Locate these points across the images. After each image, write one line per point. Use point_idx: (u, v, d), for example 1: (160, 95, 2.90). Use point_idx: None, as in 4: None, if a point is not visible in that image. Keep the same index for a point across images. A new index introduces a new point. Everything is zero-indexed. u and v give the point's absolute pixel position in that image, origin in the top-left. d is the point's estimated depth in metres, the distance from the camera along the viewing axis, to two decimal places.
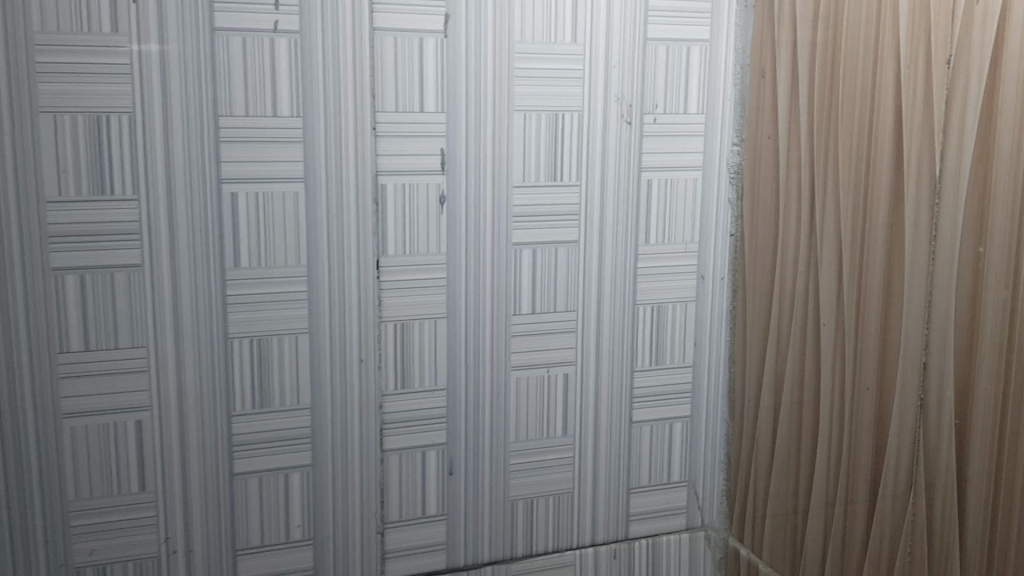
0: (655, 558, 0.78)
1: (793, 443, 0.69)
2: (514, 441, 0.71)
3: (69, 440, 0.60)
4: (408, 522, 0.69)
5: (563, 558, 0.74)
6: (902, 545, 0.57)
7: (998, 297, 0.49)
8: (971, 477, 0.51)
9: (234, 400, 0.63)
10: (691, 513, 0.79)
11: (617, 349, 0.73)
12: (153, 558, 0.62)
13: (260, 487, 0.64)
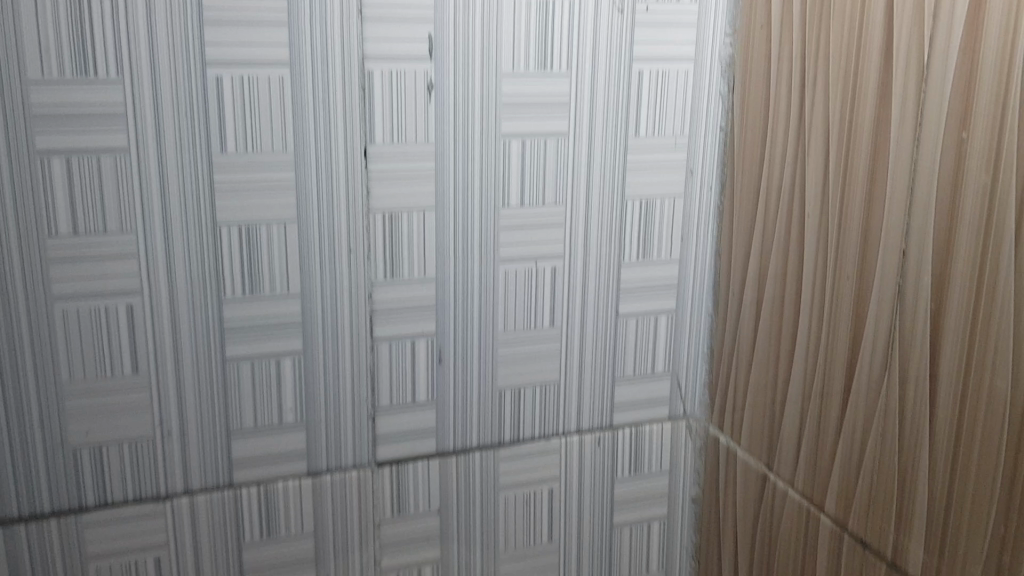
0: (638, 446, 0.81)
1: (775, 334, 0.71)
2: (502, 332, 0.73)
3: (61, 323, 0.61)
4: (398, 408, 0.71)
5: (549, 444, 0.77)
6: (874, 427, 0.59)
7: (979, 183, 0.50)
8: (944, 359, 0.53)
9: (224, 286, 0.64)
10: (674, 403, 0.81)
11: (605, 243, 0.74)
12: (148, 439, 0.64)
13: (252, 372, 0.66)
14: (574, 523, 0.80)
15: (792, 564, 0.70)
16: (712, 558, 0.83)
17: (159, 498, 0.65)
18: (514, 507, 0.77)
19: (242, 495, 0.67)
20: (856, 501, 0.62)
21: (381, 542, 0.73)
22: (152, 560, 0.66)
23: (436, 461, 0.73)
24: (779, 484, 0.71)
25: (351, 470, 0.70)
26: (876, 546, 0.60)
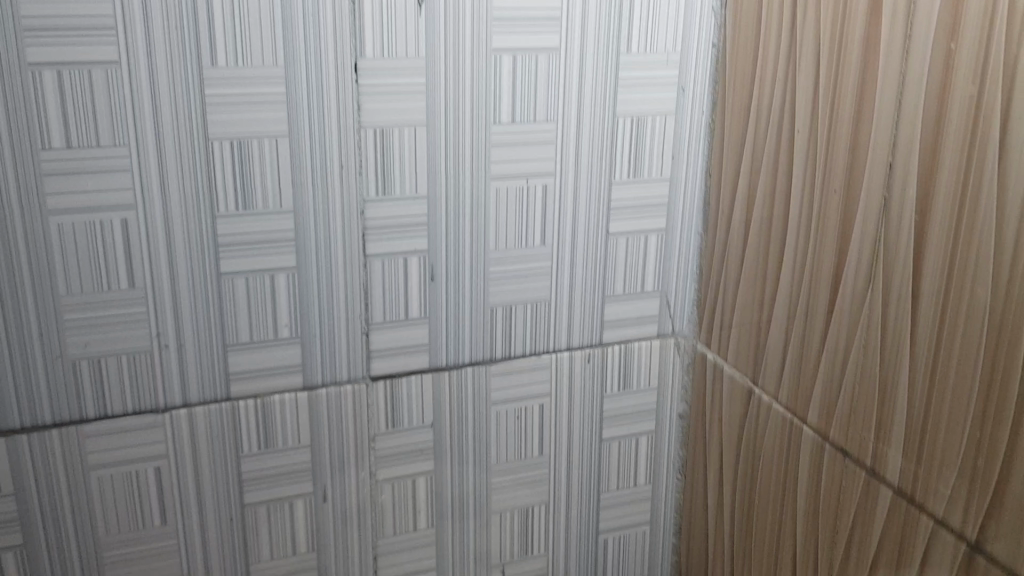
0: (627, 363, 0.82)
1: (762, 251, 0.72)
2: (494, 250, 0.73)
3: (57, 237, 0.61)
4: (392, 324, 0.72)
5: (540, 361, 0.78)
6: (858, 338, 0.61)
7: (966, 95, 0.50)
8: (927, 270, 0.54)
9: (217, 201, 0.64)
10: (663, 322, 0.83)
11: (596, 161, 0.74)
12: (146, 352, 0.65)
13: (246, 287, 0.66)
14: (564, 437, 0.82)
15: (775, 473, 0.73)
16: (698, 470, 0.86)
17: (157, 410, 0.67)
18: (505, 421, 0.79)
19: (239, 408, 0.69)
20: (838, 411, 0.64)
21: (376, 454, 0.75)
22: (152, 470, 0.68)
23: (429, 376, 0.74)
24: (763, 397, 0.74)
25: (346, 384, 0.72)
26: (856, 454, 0.63)
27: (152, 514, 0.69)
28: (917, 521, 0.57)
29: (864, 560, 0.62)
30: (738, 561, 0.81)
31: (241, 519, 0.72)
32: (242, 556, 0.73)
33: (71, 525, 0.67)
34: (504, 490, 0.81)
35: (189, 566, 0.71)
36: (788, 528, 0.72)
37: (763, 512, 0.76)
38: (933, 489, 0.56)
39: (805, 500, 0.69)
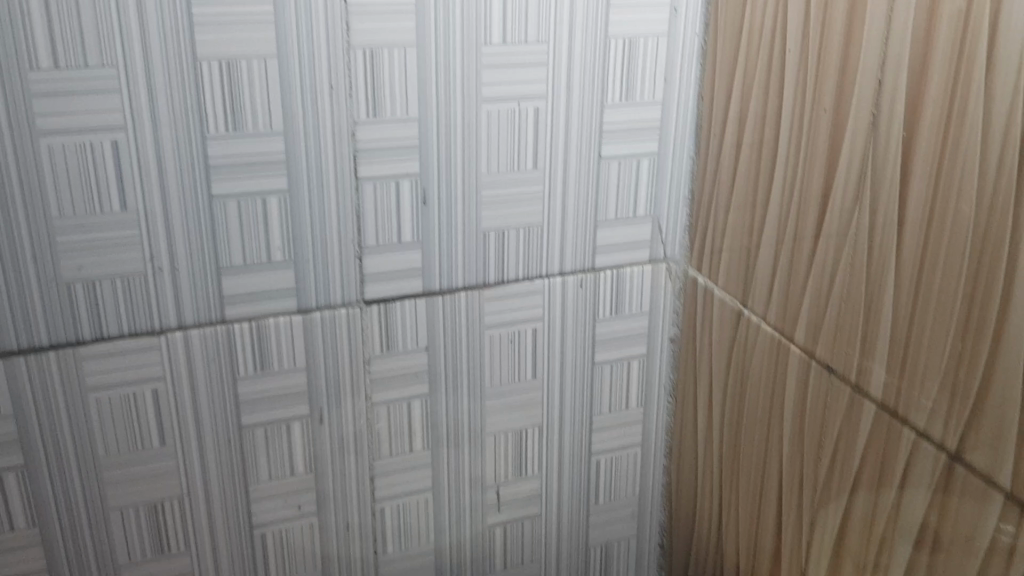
0: (619, 288, 0.83)
1: (753, 174, 0.72)
2: (485, 174, 0.73)
3: (48, 159, 0.61)
4: (385, 248, 0.72)
5: (533, 286, 0.79)
6: (845, 254, 0.62)
7: (955, 5, 0.50)
8: (914, 184, 0.55)
9: (208, 123, 0.64)
10: (655, 247, 0.83)
11: (588, 84, 0.74)
12: (140, 274, 0.66)
13: (238, 210, 0.67)
14: (557, 361, 0.83)
15: (763, 391, 0.75)
16: (689, 392, 0.87)
17: (153, 333, 0.68)
18: (499, 345, 0.80)
19: (234, 331, 0.70)
20: (824, 328, 0.65)
21: (371, 377, 0.76)
22: (150, 392, 0.69)
23: (422, 300, 0.75)
24: (753, 318, 0.75)
25: (340, 308, 0.72)
26: (841, 371, 0.64)
27: (151, 435, 0.70)
28: (899, 434, 0.59)
29: (850, 470, 0.65)
30: (727, 479, 0.83)
31: (239, 440, 0.73)
32: (241, 476, 0.74)
33: (72, 446, 0.68)
34: (498, 413, 0.83)
35: (190, 485, 0.73)
36: (775, 444, 0.74)
37: (751, 430, 0.78)
38: (914, 402, 0.57)
39: (792, 416, 0.71)
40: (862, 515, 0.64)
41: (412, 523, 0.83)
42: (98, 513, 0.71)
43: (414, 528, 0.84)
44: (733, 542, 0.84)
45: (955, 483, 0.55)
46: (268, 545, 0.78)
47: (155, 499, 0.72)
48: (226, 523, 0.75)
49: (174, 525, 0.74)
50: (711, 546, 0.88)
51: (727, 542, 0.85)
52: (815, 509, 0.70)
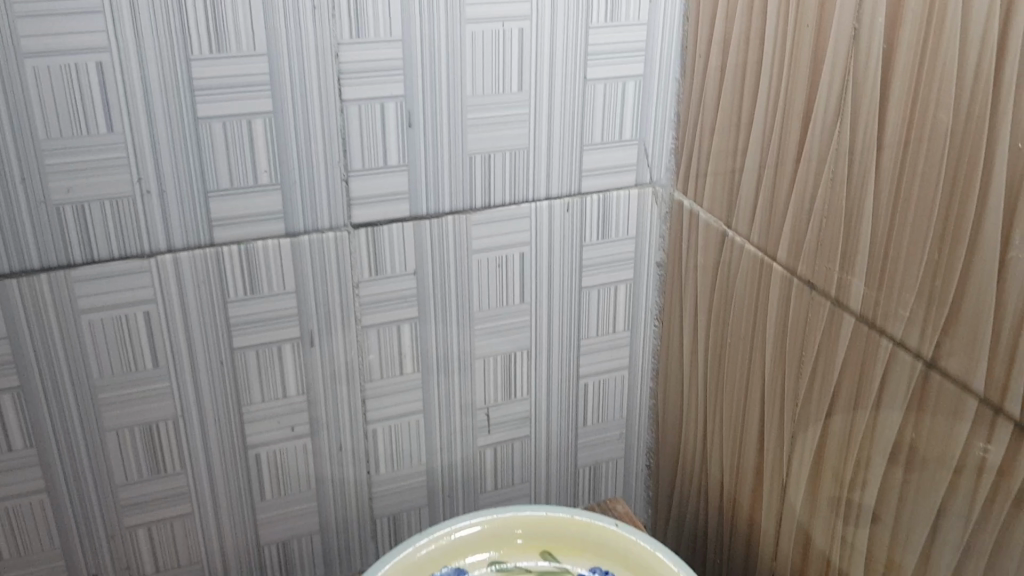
0: (605, 212, 0.84)
1: (737, 94, 0.72)
2: (471, 96, 0.74)
3: (33, 81, 0.61)
4: (371, 171, 0.73)
5: (519, 210, 0.80)
6: (825, 171, 0.63)
7: None
8: (893, 98, 0.56)
9: (191, 44, 0.64)
10: (641, 171, 0.84)
11: (573, 4, 0.74)
12: (129, 197, 0.66)
13: (224, 132, 0.67)
14: (544, 286, 0.84)
15: (747, 311, 0.76)
16: (675, 315, 0.88)
17: (143, 256, 0.68)
18: (486, 270, 0.81)
19: (223, 254, 0.70)
20: (806, 245, 0.67)
21: (360, 301, 0.77)
22: (142, 315, 0.70)
23: (410, 225, 0.76)
24: (737, 239, 0.76)
25: (328, 231, 0.73)
26: (821, 286, 0.66)
27: (143, 358, 0.71)
28: (878, 344, 0.61)
29: (829, 384, 0.67)
30: (712, 400, 0.85)
31: (231, 362, 0.74)
32: (234, 398, 0.76)
33: (66, 368, 0.69)
34: (487, 338, 0.84)
35: (183, 407, 0.74)
36: (758, 362, 0.76)
37: (735, 350, 0.79)
38: (892, 313, 0.59)
39: (774, 334, 0.73)
40: (840, 428, 0.67)
41: (404, 445, 0.85)
42: (94, 434, 0.72)
43: (406, 450, 0.85)
44: (717, 460, 0.86)
45: (930, 389, 0.57)
46: (262, 466, 0.80)
47: (150, 421, 0.74)
48: (221, 442, 0.77)
49: (169, 446, 0.75)
50: (697, 465, 0.90)
51: (711, 461, 0.87)
52: (795, 423, 0.72)
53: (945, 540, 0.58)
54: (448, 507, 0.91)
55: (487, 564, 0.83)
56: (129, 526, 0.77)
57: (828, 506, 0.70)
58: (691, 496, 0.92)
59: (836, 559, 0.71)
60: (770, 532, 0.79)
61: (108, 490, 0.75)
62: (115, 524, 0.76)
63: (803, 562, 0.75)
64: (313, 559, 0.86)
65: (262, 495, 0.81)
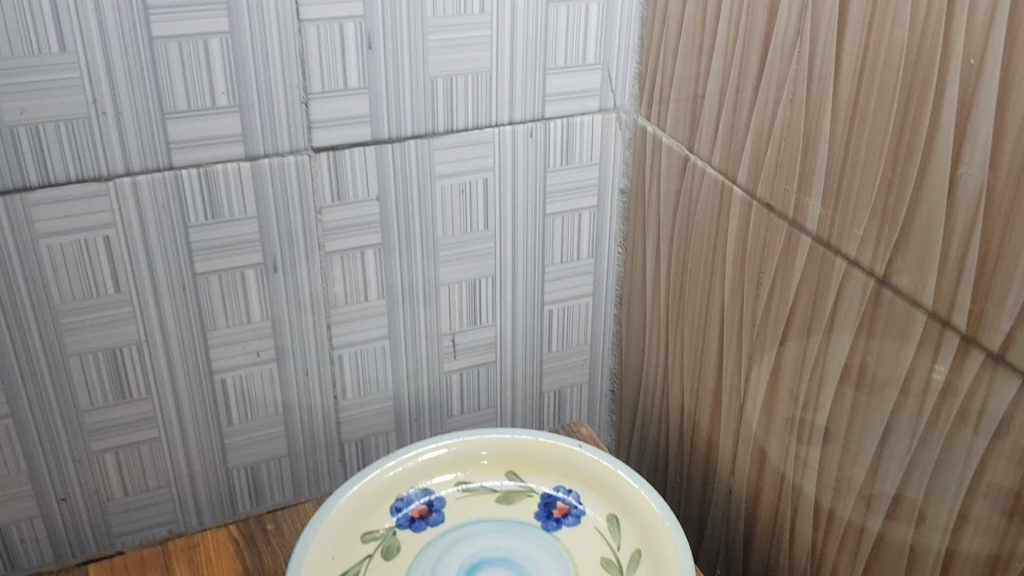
0: (569, 138, 0.84)
1: (700, 16, 0.72)
2: (431, 18, 0.73)
3: None
4: (331, 94, 0.72)
5: (482, 135, 0.79)
6: (785, 92, 0.63)
7: None
8: (851, 16, 0.56)
9: None
10: (605, 96, 0.83)
11: None
12: (84, 119, 0.65)
13: (179, 53, 0.66)
14: (508, 212, 0.84)
15: (707, 236, 0.77)
16: (638, 241, 0.89)
17: (101, 179, 0.68)
18: (450, 195, 0.81)
19: (183, 178, 0.70)
20: (765, 168, 0.67)
21: (323, 226, 0.77)
22: (102, 240, 0.70)
23: (372, 149, 0.75)
24: (698, 163, 0.76)
25: (289, 155, 0.73)
26: (779, 208, 0.67)
27: (105, 283, 0.71)
28: (832, 264, 0.62)
29: (786, 305, 0.69)
30: (673, 324, 0.86)
31: (194, 288, 0.74)
32: (198, 324, 0.76)
33: (27, 294, 0.69)
34: (451, 264, 0.84)
35: (147, 332, 0.74)
36: (717, 286, 0.77)
37: (696, 275, 0.80)
38: (847, 233, 0.60)
39: (733, 257, 0.74)
40: (793, 356, 0.69)
41: (370, 370, 0.86)
42: (57, 360, 0.72)
43: (372, 375, 0.86)
44: (678, 383, 0.88)
45: (881, 305, 0.59)
46: (229, 391, 0.80)
47: (114, 346, 0.74)
48: (186, 367, 0.77)
49: (134, 371, 0.76)
50: (659, 388, 0.92)
51: (673, 384, 0.89)
52: (753, 344, 0.74)
53: (894, 449, 0.61)
54: (415, 432, 0.92)
55: (454, 484, 0.86)
56: (96, 452, 0.77)
57: (783, 423, 0.72)
58: (654, 419, 0.94)
59: (790, 474, 0.73)
60: (729, 450, 0.82)
61: (74, 416, 0.75)
62: (82, 449, 0.77)
63: (760, 479, 0.78)
64: (281, 482, 0.87)
65: (229, 420, 0.82)
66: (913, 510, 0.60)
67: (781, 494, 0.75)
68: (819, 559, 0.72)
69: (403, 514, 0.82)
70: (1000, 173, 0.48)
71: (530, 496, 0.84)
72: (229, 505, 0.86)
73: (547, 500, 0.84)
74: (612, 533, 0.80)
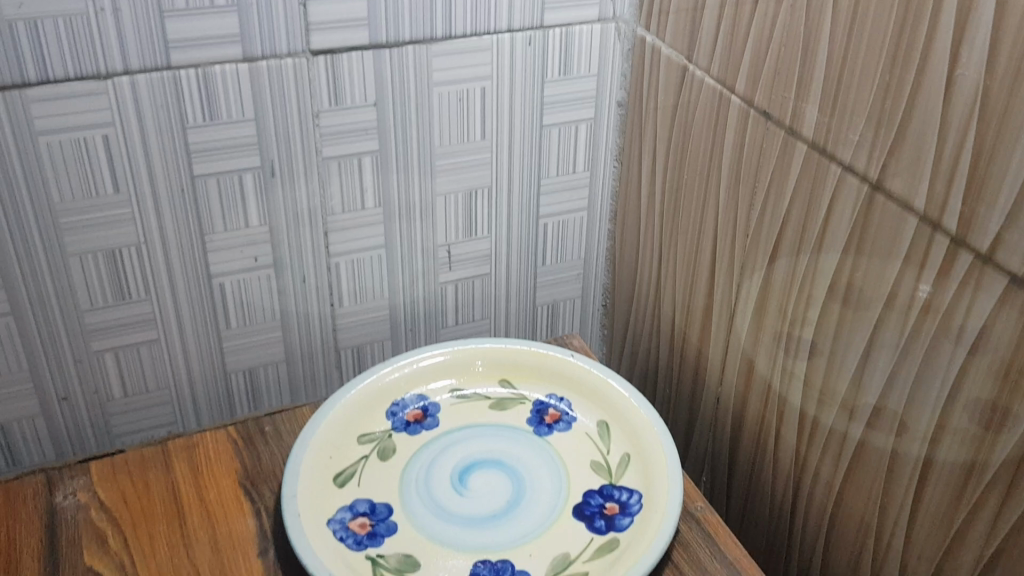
0: (568, 47, 0.83)
1: None
2: None
3: None
4: None
5: (480, 42, 0.79)
6: None
7: None
8: None
9: None
10: (604, 5, 0.83)
11: None
12: (83, 15, 0.65)
13: None
14: (505, 122, 0.84)
15: (703, 146, 0.78)
16: (634, 155, 0.89)
17: (100, 77, 0.67)
18: (447, 103, 0.81)
19: (181, 77, 0.70)
20: (764, 75, 0.68)
21: (320, 131, 0.77)
22: (101, 138, 0.70)
23: (370, 53, 0.75)
24: (697, 73, 0.76)
25: (287, 58, 0.72)
26: (777, 116, 0.67)
27: (103, 182, 0.71)
28: (827, 170, 0.63)
29: (779, 213, 0.69)
30: (666, 237, 0.87)
31: (193, 190, 0.75)
32: (196, 227, 0.77)
33: (26, 192, 0.69)
34: (447, 173, 0.85)
35: (146, 234, 0.75)
36: (712, 197, 0.78)
37: (691, 186, 0.81)
38: (843, 139, 0.61)
39: (729, 167, 0.75)
40: (784, 266, 0.70)
41: (366, 279, 0.87)
42: (57, 259, 0.73)
43: (368, 283, 0.87)
44: (670, 297, 0.89)
45: (874, 211, 0.59)
46: (227, 295, 0.81)
47: (113, 247, 0.74)
48: (186, 270, 0.78)
49: (133, 272, 0.76)
50: (650, 301, 0.93)
51: (664, 298, 0.90)
52: (745, 254, 0.75)
53: (879, 354, 0.62)
54: (410, 340, 0.94)
55: (448, 391, 0.87)
56: (96, 352, 0.79)
57: (771, 332, 0.74)
58: (645, 332, 0.96)
59: (776, 382, 0.75)
60: (718, 360, 0.83)
61: (74, 315, 0.76)
62: (83, 349, 0.78)
63: (747, 388, 0.80)
64: (279, 387, 0.89)
65: (227, 324, 0.83)
66: (895, 413, 0.62)
67: (767, 401, 0.77)
68: (802, 463, 0.74)
69: (399, 418, 0.84)
70: (996, 73, 0.49)
71: (522, 403, 0.86)
72: (228, 408, 0.88)
73: (539, 407, 0.86)
74: (602, 438, 0.82)
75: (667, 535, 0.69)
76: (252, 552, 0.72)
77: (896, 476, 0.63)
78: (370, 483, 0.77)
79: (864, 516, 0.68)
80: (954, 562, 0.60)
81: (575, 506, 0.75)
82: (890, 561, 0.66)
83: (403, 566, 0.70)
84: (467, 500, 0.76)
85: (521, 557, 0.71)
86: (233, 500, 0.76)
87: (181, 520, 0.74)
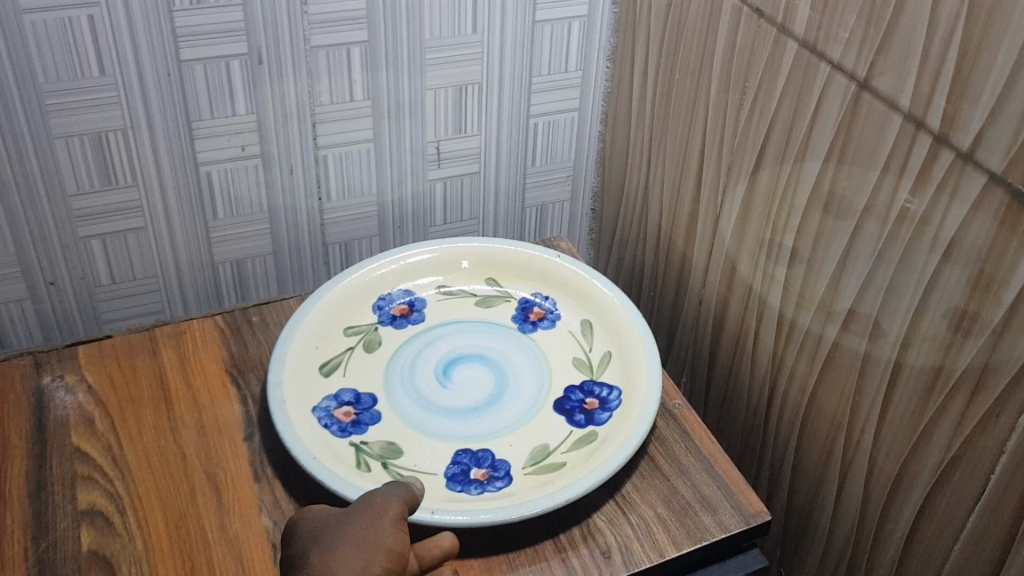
0: None
1: None
2: None
3: None
4: None
5: None
6: None
7: None
8: None
9: None
10: None
11: None
12: None
13: None
14: (497, 15, 0.83)
15: (695, 46, 0.77)
16: (627, 54, 0.88)
17: None
18: None
19: None
20: None
21: (308, 19, 0.76)
22: (86, 19, 0.69)
23: None
24: None
25: None
26: (769, 14, 0.66)
27: (89, 65, 0.71)
28: (816, 70, 0.62)
29: (767, 114, 0.69)
30: (657, 138, 0.87)
31: (178, 75, 0.74)
32: (182, 114, 0.76)
33: (11, 72, 0.69)
34: (438, 68, 0.84)
35: (132, 118, 0.74)
36: (702, 98, 0.78)
37: (681, 87, 0.80)
38: (833, 37, 0.60)
39: (720, 67, 0.74)
40: (769, 168, 0.70)
41: (354, 173, 0.86)
42: (42, 141, 0.72)
43: (356, 178, 0.87)
44: (658, 199, 0.89)
45: (859, 111, 0.59)
46: (213, 184, 0.81)
47: (99, 131, 0.74)
48: (172, 158, 0.78)
49: (119, 158, 0.76)
50: (639, 203, 0.93)
51: (652, 201, 0.90)
52: (732, 156, 0.75)
53: (857, 258, 0.63)
54: (398, 237, 0.94)
55: (434, 288, 0.88)
56: (83, 238, 0.79)
57: (755, 235, 0.74)
58: (633, 234, 0.96)
59: (757, 284, 0.76)
60: (702, 262, 0.84)
61: (60, 200, 0.76)
62: (70, 235, 0.78)
63: (729, 290, 0.80)
64: (266, 279, 0.89)
65: (214, 215, 0.83)
66: (870, 314, 0.63)
67: (747, 304, 0.78)
68: (778, 364, 0.76)
69: (385, 313, 0.85)
70: None
71: (508, 300, 0.87)
72: (215, 298, 0.88)
73: (524, 305, 0.86)
74: (585, 336, 0.83)
75: (643, 428, 0.70)
76: (237, 437, 0.73)
77: (868, 378, 0.65)
78: (355, 374, 0.79)
79: (835, 415, 0.70)
80: (918, 460, 0.62)
81: (556, 401, 0.77)
82: (858, 459, 0.68)
83: (385, 453, 0.72)
84: (451, 393, 0.77)
85: (501, 447, 0.73)
86: (219, 387, 0.77)
87: (168, 405, 0.75)
